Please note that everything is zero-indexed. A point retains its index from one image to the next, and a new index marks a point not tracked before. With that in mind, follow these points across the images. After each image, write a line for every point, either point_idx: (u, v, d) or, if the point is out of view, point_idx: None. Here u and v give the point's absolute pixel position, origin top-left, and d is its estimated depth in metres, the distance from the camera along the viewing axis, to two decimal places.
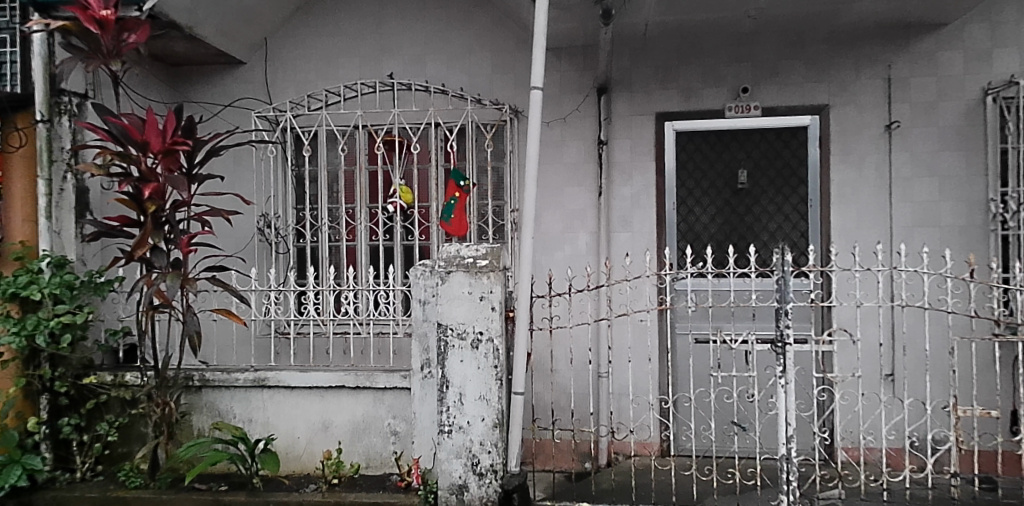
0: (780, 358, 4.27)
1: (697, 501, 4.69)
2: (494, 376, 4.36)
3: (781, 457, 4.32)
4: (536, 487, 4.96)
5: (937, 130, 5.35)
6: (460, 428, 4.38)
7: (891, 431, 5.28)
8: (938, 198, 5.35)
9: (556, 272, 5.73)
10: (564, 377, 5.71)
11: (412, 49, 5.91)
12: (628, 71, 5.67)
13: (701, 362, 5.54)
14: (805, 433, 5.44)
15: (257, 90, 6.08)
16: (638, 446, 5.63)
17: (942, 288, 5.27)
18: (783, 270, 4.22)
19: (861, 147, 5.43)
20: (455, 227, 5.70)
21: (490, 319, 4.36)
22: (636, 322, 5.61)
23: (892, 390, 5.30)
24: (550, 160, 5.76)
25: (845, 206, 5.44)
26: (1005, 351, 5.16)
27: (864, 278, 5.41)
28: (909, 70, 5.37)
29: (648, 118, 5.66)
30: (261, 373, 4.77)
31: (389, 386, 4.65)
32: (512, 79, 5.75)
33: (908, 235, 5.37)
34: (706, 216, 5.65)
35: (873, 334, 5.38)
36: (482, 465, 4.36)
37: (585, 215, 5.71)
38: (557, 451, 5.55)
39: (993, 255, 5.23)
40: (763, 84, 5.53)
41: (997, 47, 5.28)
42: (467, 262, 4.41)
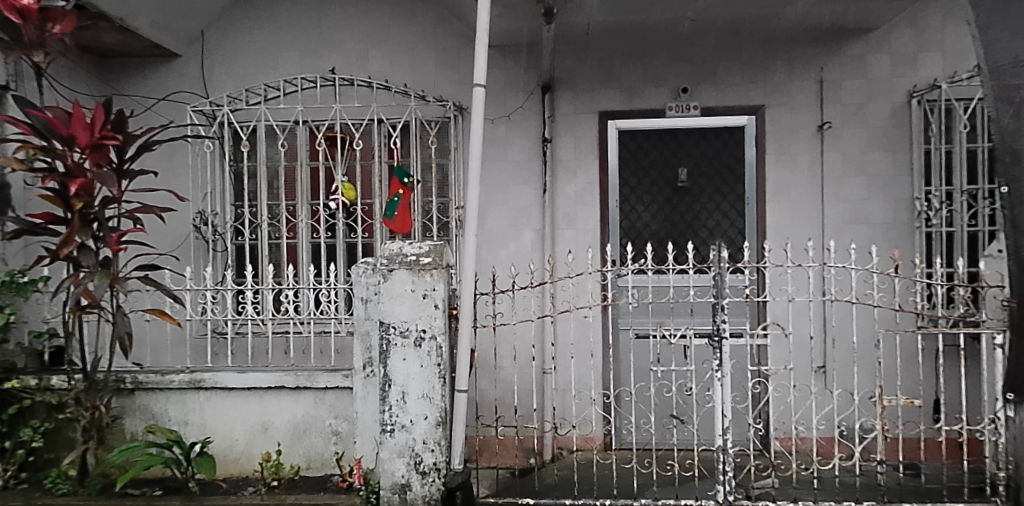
0: (716, 351, 4.45)
1: (638, 494, 4.78)
2: (437, 375, 4.36)
3: (717, 449, 4.46)
4: (480, 484, 5.00)
5: (865, 130, 5.56)
6: (403, 427, 4.36)
7: (822, 421, 5.49)
8: (867, 196, 5.56)
9: (500, 269, 5.75)
10: (508, 374, 5.72)
11: (355, 43, 5.83)
12: (571, 69, 5.72)
13: (642, 358, 5.64)
14: (740, 424, 5.59)
15: (194, 83, 5.92)
16: (582, 441, 5.69)
17: (868, 282, 5.51)
18: (719, 267, 4.39)
19: (795, 147, 5.60)
20: (400, 224, 5.64)
21: (434, 316, 4.36)
22: (579, 318, 5.68)
23: (824, 382, 5.51)
24: (493, 158, 5.76)
25: (780, 204, 5.60)
26: (927, 343, 5.42)
27: (796, 273, 5.62)
28: (840, 73, 5.56)
29: (591, 117, 5.72)
30: (196, 374, 4.65)
31: (331, 386, 4.59)
32: (455, 75, 5.73)
33: (837, 232, 5.56)
34: (647, 213, 5.75)
35: (805, 327, 5.57)
36: (425, 464, 4.34)
37: (529, 213, 5.74)
38: (502, 448, 5.56)
39: (917, 252, 5.45)
40: (702, 84, 5.66)
41: (922, 53, 5.51)
42: (410, 259, 4.40)
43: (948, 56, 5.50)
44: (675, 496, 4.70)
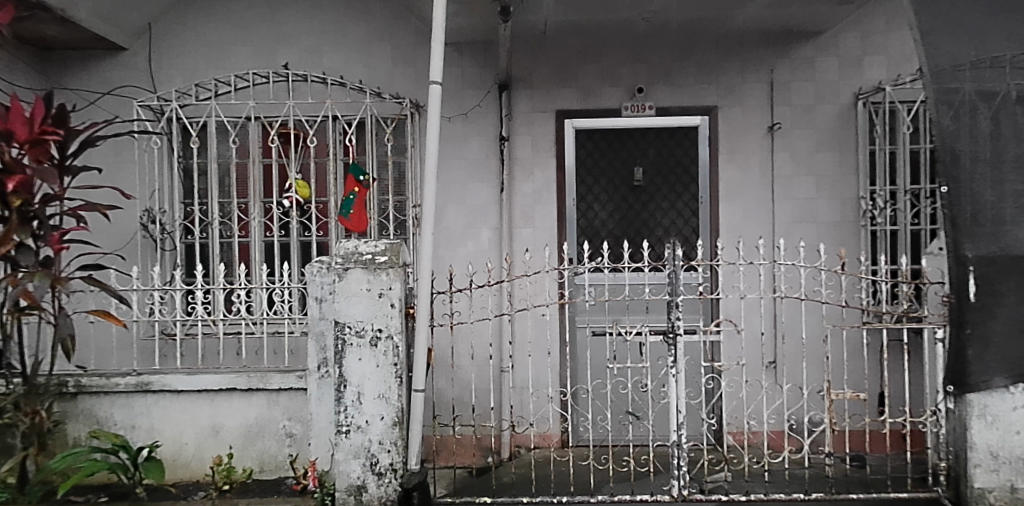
0: (671, 348, 4.51)
1: (595, 490, 4.82)
2: (393, 375, 4.32)
3: (672, 444, 4.54)
4: (437, 483, 4.99)
5: (813, 131, 5.69)
6: (359, 428, 4.31)
7: (773, 415, 5.60)
8: (816, 195, 5.69)
9: (457, 268, 5.73)
10: (466, 373, 5.71)
11: (309, 39, 5.74)
12: (527, 67, 5.72)
13: (598, 355, 5.68)
14: (694, 420, 5.68)
15: (141, 77, 5.75)
16: (539, 438, 5.70)
17: (816, 280, 5.66)
18: (674, 265, 4.45)
19: (747, 147, 5.70)
20: (355, 223, 5.52)
21: (390, 316, 4.31)
22: (536, 316, 5.70)
23: (774, 377, 5.64)
24: (450, 156, 5.74)
25: (733, 203, 5.69)
26: (873, 338, 5.59)
27: (747, 271, 5.72)
28: (790, 75, 5.69)
29: (548, 115, 5.73)
30: (144, 377, 4.53)
31: (285, 387, 4.52)
32: (412, 72, 5.69)
33: (788, 230, 5.68)
34: (604, 212, 5.79)
35: (756, 323, 5.68)
36: (382, 465, 4.30)
37: (487, 211, 5.73)
38: (460, 447, 5.55)
39: (862, 251, 5.61)
40: (657, 84, 5.72)
41: (868, 56, 5.68)
42: (366, 257, 4.33)
43: (892, 59, 5.68)
44: (631, 491, 4.74)
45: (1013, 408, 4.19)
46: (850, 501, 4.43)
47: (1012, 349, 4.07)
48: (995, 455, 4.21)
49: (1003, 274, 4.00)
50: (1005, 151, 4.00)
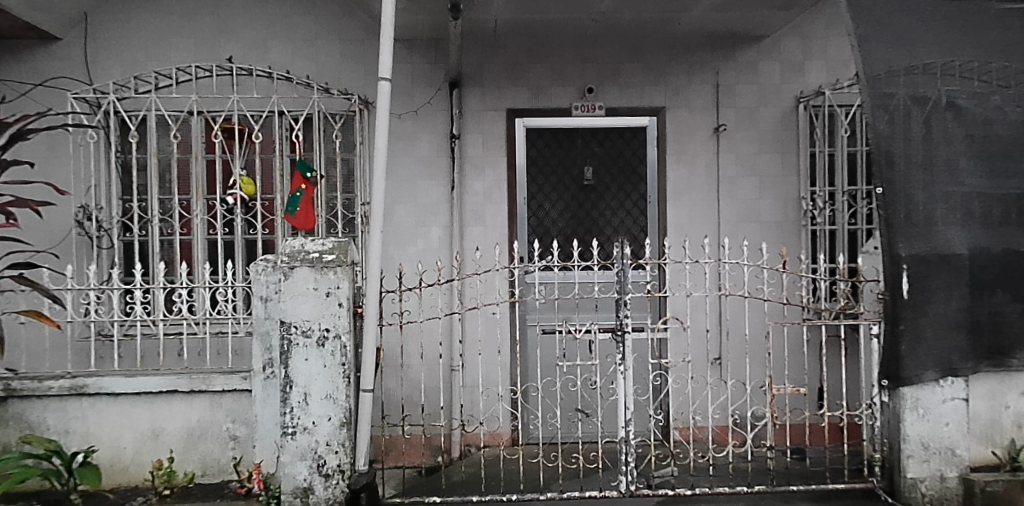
0: (620, 346, 4.57)
1: (544, 487, 4.83)
2: (341, 375, 4.26)
3: (620, 440, 4.59)
4: (386, 484, 4.94)
5: (757, 133, 5.82)
6: (306, 429, 4.24)
7: (717, 411, 5.72)
8: (759, 196, 5.82)
9: (407, 266, 5.70)
10: (416, 372, 5.67)
11: (254, 33, 5.62)
12: (478, 66, 5.71)
13: (548, 352, 5.70)
14: (641, 416, 5.75)
15: (76, 69, 5.54)
16: (489, 437, 5.70)
17: (759, 278, 5.80)
18: (622, 263, 4.51)
19: (693, 148, 5.79)
20: (302, 221, 5.47)
21: (338, 315, 4.26)
22: (487, 314, 5.69)
23: (720, 373, 5.75)
24: (399, 153, 5.69)
25: (680, 203, 5.78)
26: (813, 334, 5.75)
27: (693, 270, 5.83)
28: (734, 78, 5.80)
29: (498, 114, 5.73)
30: (79, 380, 4.37)
31: (228, 388, 4.42)
32: (360, 68, 5.61)
33: (732, 229, 5.80)
34: (554, 211, 5.80)
35: (702, 321, 5.78)
36: (329, 466, 4.24)
37: (437, 209, 5.70)
38: (409, 446, 5.51)
39: (803, 249, 5.77)
40: (607, 84, 5.77)
41: (809, 60, 5.84)
42: (313, 256, 4.27)
43: (831, 64, 5.86)
44: (581, 487, 4.77)
45: (943, 401, 4.35)
46: (791, 493, 4.55)
47: (943, 344, 4.23)
48: (926, 445, 4.37)
49: (933, 273, 4.16)
50: (936, 154, 4.16)
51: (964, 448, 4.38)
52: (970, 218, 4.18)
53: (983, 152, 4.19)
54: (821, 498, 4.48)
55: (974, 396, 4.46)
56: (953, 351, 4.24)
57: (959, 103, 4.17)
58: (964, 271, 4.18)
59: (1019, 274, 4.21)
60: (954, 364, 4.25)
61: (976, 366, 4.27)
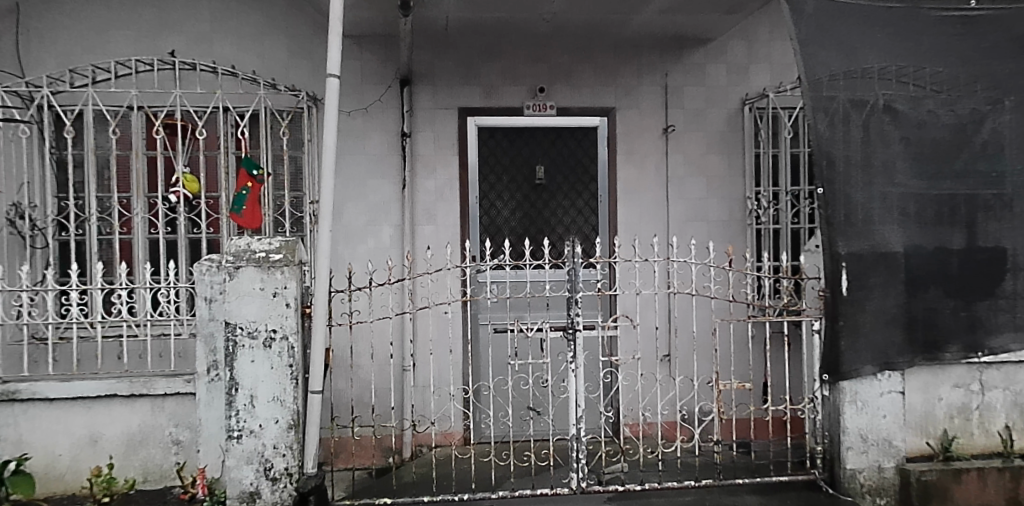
0: (571, 344, 4.59)
1: (496, 486, 4.82)
2: (288, 376, 4.18)
3: (571, 438, 4.61)
4: (335, 487, 4.87)
5: (704, 134, 5.92)
6: (252, 432, 4.16)
7: (666, 407, 5.81)
8: (707, 195, 5.92)
9: (356, 266, 5.63)
10: (365, 372, 5.62)
11: (197, 27, 5.48)
12: (428, 64, 5.67)
13: (500, 351, 5.70)
14: (592, 413, 5.80)
15: (8, 61, 5.33)
16: (441, 437, 5.67)
17: (706, 276, 5.91)
18: (573, 262, 4.53)
19: (643, 148, 5.86)
20: (249, 220, 5.29)
21: (285, 316, 4.18)
22: (438, 314, 5.67)
23: (668, 370, 5.84)
24: (349, 151, 5.62)
25: (630, 203, 5.84)
26: (757, 331, 5.89)
27: (643, 268, 5.91)
28: (683, 80, 5.89)
29: (449, 113, 5.70)
30: (11, 385, 4.21)
31: (170, 392, 4.29)
32: (308, 65, 5.52)
33: (681, 228, 5.89)
34: (506, 210, 5.79)
35: (651, 318, 5.87)
36: (276, 470, 4.16)
37: (388, 208, 5.65)
38: (359, 448, 5.45)
39: (748, 248, 5.90)
40: (558, 85, 5.80)
41: (753, 64, 5.97)
42: (259, 256, 4.19)
43: (774, 67, 6.00)
44: (532, 486, 4.78)
45: (880, 394, 4.50)
46: (736, 486, 4.64)
47: (880, 340, 4.36)
48: (865, 437, 4.51)
49: (870, 271, 4.30)
50: (874, 156, 4.29)
51: (901, 439, 4.53)
52: (906, 217, 4.32)
53: (918, 154, 4.33)
54: (765, 490, 4.58)
55: (909, 389, 4.61)
56: (890, 346, 4.38)
57: (895, 107, 4.30)
58: (900, 269, 4.33)
59: (952, 272, 4.36)
60: (891, 359, 4.39)
61: (912, 360, 4.40)
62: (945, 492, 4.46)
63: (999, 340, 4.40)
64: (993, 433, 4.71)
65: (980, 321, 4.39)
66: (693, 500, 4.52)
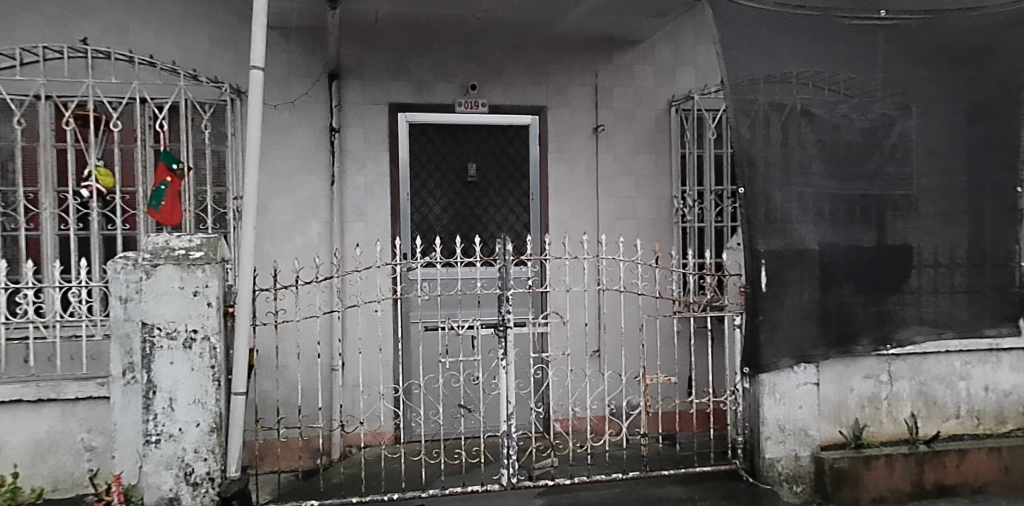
0: (502, 341, 4.59)
1: (426, 484, 4.79)
2: (210, 378, 4.05)
3: (502, 434, 4.59)
4: (261, 490, 4.75)
5: (633, 134, 6.03)
6: (171, 436, 4.01)
7: (595, 401, 5.90)
8: (635, 194, 6.03)
9: (283, 264, 5.50)
10: (292, 372, 5.50)
11: (113, 14, 5.24)
12: (358, 58, 5.58)
13: (431, 349, 5.66)
14: (522, 409, 5.84)
15: None
16: (370, 436, 5.60)
17: (634, 273, 6.03)
18: (504, 259, 4.53)
19: (573, 147, 5.92)
20: (168, 216, 5.12)
21: (206, 315, 4.05)
22: (368, 312, 5.59)
23: (598, 365, 5.93)
24: (275, 147, 5.48)
25: (561, 201, 5.89)
26: (682, 326, 6.05)
27: (573, 265, 5.98)
28: (612, 80, 5.98)
29: (379, 108, 5.62)
30: None
31: (82, 396, 4.10)
32: (231, 56, 5.36)
33: (610, 227, 5.98)
34: (438, 207, 5.75)
35: (581, 315, 5.95)
36: (197, 474, 4.03)
37: (316, 205, 5.55)
38: (285, 450, 5.34)
39: (674, 246, 6.04)
40: (489, 82, 5.80)
41: (679, 66, 6.11)
42: (179, 253, 4.03)
43: (699, 70, 6.16)
44: (462, 483, 4.76)
45: (796, 385, 4.68)
46: (663, 477, 4.79)
47: (797, 333, 4.53)
48: (782, 427, 4.68)
49: (788, 267, 4.46)
50: (792, 158, 4.46)
51: (815, 428, 4.72)
52: (821, 216, 4.50)
53: (833, 156, 4.52)
54: (690, 481, 4.75)
55: (825, 381, 4.79)
56: (806, 339, 4.55)
57: (812, 110, 4.48)
58: (815, 266, 4.51)
59: (864, 268, 4.57)
60: (807, 351, 4.57)
61: (827, 353, 4.60)
62: (857, 478, 4.67)
63: (905, 333, 4.65)
64: (900, 421, 4.93)
65: (888, 314, 4.62)
66: (619, 493, 4.62)
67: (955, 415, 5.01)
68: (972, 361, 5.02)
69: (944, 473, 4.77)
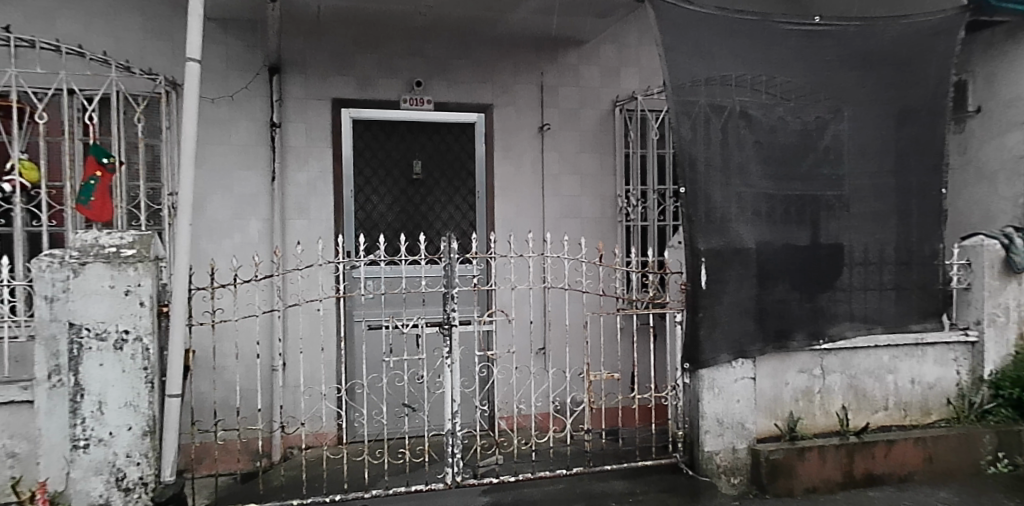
0: (447, 339, 4.57)
1: (369, 485, 4.74)
2: (143, 380, 3.92)
3: (447, 433, 4.57)
4: (197, 495, 4.63)
5: (578, 133, 6.07)
6: (101, 441, 3.87)
7: (539, 398, 5.93)
8: (580, 193, 6.07)
9: (221, 262, 5.36)
10: (231, 373, 5.38)
11: (39, 1, 5.02)
12: (300, 51, 5.46)
13: (374, 349, 5.59)
14: (467, 408, 5.83)
15: None
16: (312, 438, 5.51)
17: (578, 271, 6.09)
18: (450, 257, 4.51)
19: (519, 145, 5.93)
20: (98, 212, 4.94)
21: (139, 315, 3.91)
22: (310, 311, 5.50)
23: (543, 362, 5.96)
24: (213, 141, 5.34)
25: (507, 199, 5.90)
26: (625, 322, 6.14)
27: (518, 263, 6.00)
28: (558, 80, 6.01)
29: (322, 103, 5.52)
30: None
31: (3, 401, 3.91)
32: (167, 47, 5.20)
33: (555, 225, 6.01)
34: (383, 204, 5.68)
35: (526, 312, 5.97)
36: (129, 480, 3.90)
37: (256, 202, 5.42)
38: (224, 452, 5.21)
39: (618, 244, 6.11)
40: (435, 79, 5.76)
41: (623, 67, 6.18)
42: (109, 251, 3.90)
43: (643, 71, 6.25)
44: (406, 483, 4.72)
45: (735, 380, 4.78)
46: (606, 472, 4.85)
47: (736, 329, 4.64)
48: (721, 421, 4.78)
49: (727, 265, 4.56)
50: (731, 158, 4.56)
51: (751, 421, 4.84)
52: (758, 216, 4.62)
53: (770, 157, 4.64)
54: (632, 475, 4.83)
55: (762, 375, 4.92)
56: (743, 335, 4.66)
57: (750, 113, 4.59)
58: (753, 264, 4.62)
59: (799, 266, 4.71)
60: (744, 347, 4.67)
61: (764, 348, 4.72)
62: (792, 469, 4.79)
63: (837, 328, 4.81)
64: (832, 413, 5.09)
65: (821, 311, 4.77)
66: (563, 489, 4.67)
67: (884, 407, 5.20)
68: (900, 355, 5.21)
69: (874, 463, 4.95)
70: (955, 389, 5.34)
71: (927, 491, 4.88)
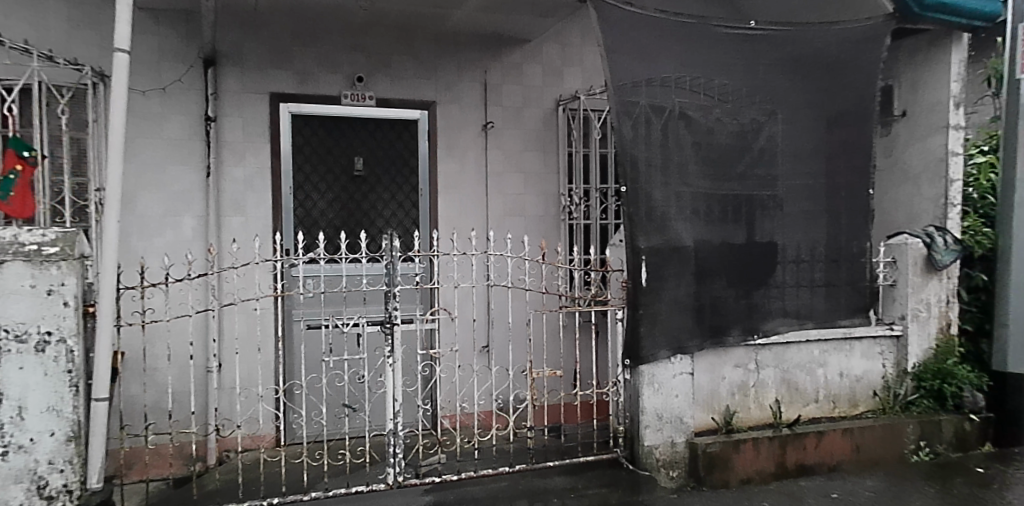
0: (389, 338, 4.51)
1: (308, 488, 4.65)
2: (67, 384, 3.76)
3: (388, 433, 4.50)
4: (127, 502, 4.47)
5: (521, 132, 6.08)
6: (21, 448, 3.69)
7: (482, 396, 5.93)
8: (523, 191, 6.08)
9: (152, 260, 5.17)
10: (163, 375, 5.21)
11: None
12: (236, 44, 5.32)
13: (314, 349, 5.48)
14: (410, 406, 5.78)
15: None
16: (248, 440, 5.38)
17: (521, 269, 6.11)
18: (391, 255, 4.45)
19: (462, 143, 5.91)
20: (18, 208, 4.65)
21: (63, 315, 3.75)
22: (246, 310, 5.36)
23: (485, 361, 5.96)
24: (144, 135, 5.16)
25: (449, 197, 5.87)
26: (568, 320, 6.18)
27: (461, 261, 5.98)
28: (501, 78, 6.00)
29: (260, 98, 5.39)
30: None
31: None
32: (95, 37, 5.00)
33: (498, 223, 6.01)
34: (323, 201, 5.57)
35: (468, 310, 5.96)
36: (52, 488, 3.73)
37: (190, 198, 5.26)
38: (156, 456, 5.04)
39: (561, 242, 6.14)
40: (376, 75, 5.68)
41: (566, 66, 6.22)
42: (29, 249, 3.70)
43: (586, 71, 6.30)
44: (347, 484, 4.65)
45: (674, 376, 4.85)
46: (548, 468, 4.88)
47: (675, 326, 4.72)
48: (660, 416, 4.85)
49: (668, 262, 4.63)
50: (671, 158, 4.64)
51: (689, 415, 4.93)
52: (697, 215, 4.71)
53: (708, 157, 4.74)
54: (574, 471, 4.87)
55: (700, 370, 5.01)
56: (682, 331, 4.75)
57: (690, 114, 4.67)
58: (692, 262, 4.71)
59: (736, 264, 4.82)
60: (683, 343, 4.76)
61: (702, 344, 4.82)
62: (727, 461, 4.91)
63: (771, 324, 4.95)
64: (766, 406, 5.23)
65: (757, 307, 4.90)
66: (506, 487, 4.67)
67: (816, 399, 5.37)
68: (830, 349, 5.39)
69: (805, 455, 5.11)
70: (881, 382, 5.56)
71: (856, 480, 5.06)
